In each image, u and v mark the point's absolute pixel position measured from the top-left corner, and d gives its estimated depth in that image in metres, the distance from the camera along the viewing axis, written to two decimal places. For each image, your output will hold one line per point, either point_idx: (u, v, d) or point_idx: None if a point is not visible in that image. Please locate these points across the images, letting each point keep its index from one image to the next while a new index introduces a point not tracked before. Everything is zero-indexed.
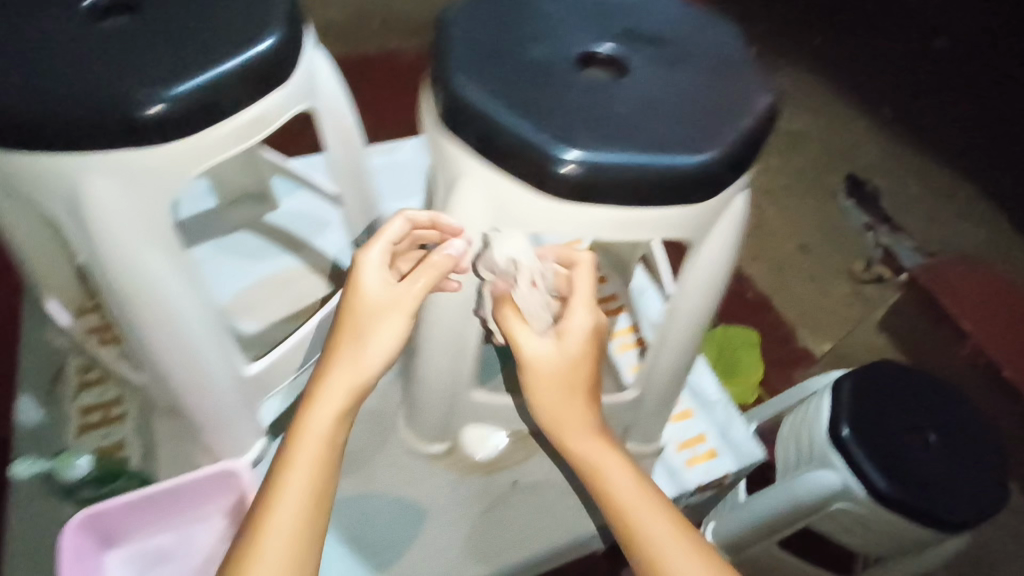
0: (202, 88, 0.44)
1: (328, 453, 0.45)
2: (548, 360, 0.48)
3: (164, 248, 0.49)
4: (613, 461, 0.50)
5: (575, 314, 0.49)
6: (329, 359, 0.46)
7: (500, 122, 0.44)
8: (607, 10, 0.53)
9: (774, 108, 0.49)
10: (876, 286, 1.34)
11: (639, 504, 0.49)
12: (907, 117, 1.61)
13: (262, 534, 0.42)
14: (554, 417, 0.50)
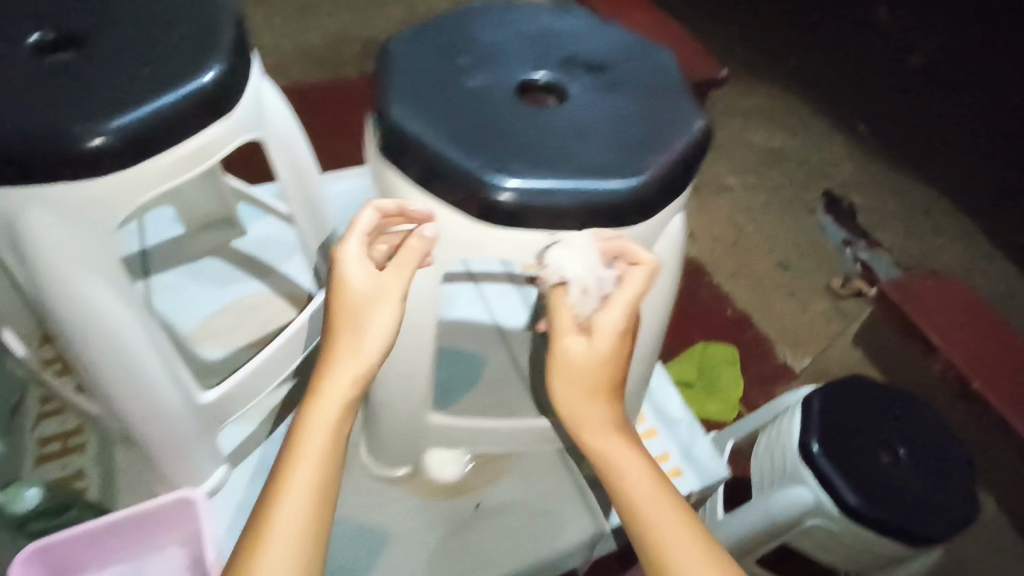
0: (142, 121, 0.45)
1: (331, 449, 0.44)
2: (577, 354, 0.46)
3: (109, 277, 0.49)
4: (632, 458, 0.48)
5: (610, 310, 0.46)
6: (327, 354, 0.45)
7: (437, 151, 0.45)
8: (547, 40, 0.55)
9: (707, 128, 0.50)
10: (855, 300, 1.35)
11: (657, 505, 0.46)
12: (885, 133, 1.66)
13: (268, 536, 0.41)
14: (577, 411, 0.48)
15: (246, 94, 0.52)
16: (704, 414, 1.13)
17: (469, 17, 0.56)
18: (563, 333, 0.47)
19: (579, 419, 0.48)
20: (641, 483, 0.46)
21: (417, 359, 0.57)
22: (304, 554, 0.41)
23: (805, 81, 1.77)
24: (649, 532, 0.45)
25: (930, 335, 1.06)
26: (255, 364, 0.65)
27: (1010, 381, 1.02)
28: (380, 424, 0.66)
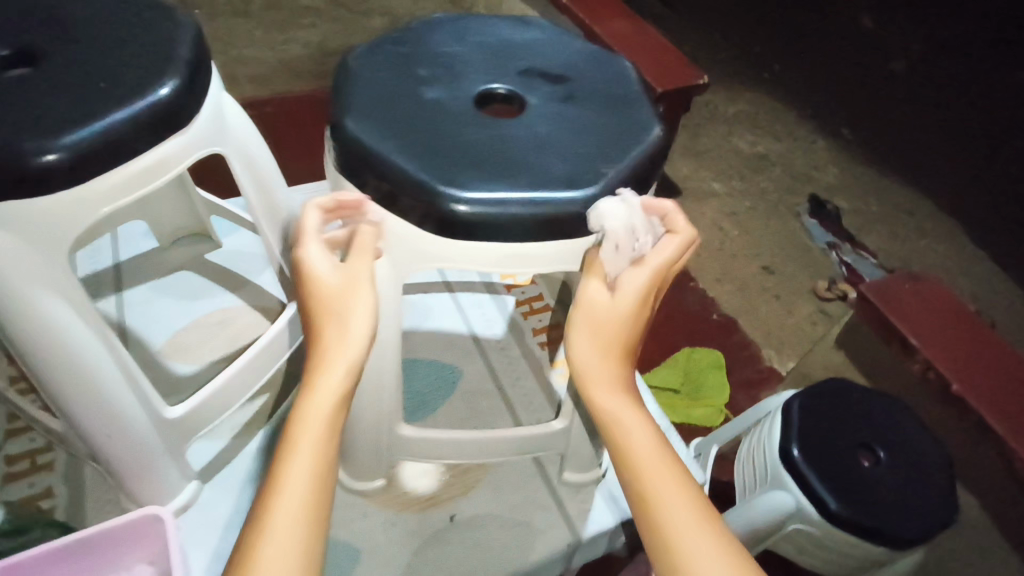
0: (92, 137, 0.44)
1: (328, 435, 0.41)
2: (602, 307, 0.46)
3: (64, 294, 0.48)
4: (640, 422, 0.44)
5: (639, 269, 0.46)
6: (313, 351, 0.43)
7: (392, 164, 0.45)
8: (508, 53, 0.56)
9: (665, 137, 0.51)
10: (840, 303, 1.36)
11: (664, 473, 0.42)
12: (867, 138, 1.69)
13: (263, 534, 0.38)
14: (593, 370, 0.45)
15: (205, 109, 0.51)
16: (689, 418, 1.12)
17: (429, 29, 0.57)
18: (589, 286, 0.47)
19: (592, 377, 0.45)
20: (647, 449, 0.43)
21: (383, 373, 0.57)
22: (306, 550, 0.38)
23: (787, 89, 1.80)
24: (651, 502, 0.41)
25: (909, 335, 0.99)
26: (222, 379, 0.64)
27: (994, 388, 0.94)
28: (352, 437, 0.65)
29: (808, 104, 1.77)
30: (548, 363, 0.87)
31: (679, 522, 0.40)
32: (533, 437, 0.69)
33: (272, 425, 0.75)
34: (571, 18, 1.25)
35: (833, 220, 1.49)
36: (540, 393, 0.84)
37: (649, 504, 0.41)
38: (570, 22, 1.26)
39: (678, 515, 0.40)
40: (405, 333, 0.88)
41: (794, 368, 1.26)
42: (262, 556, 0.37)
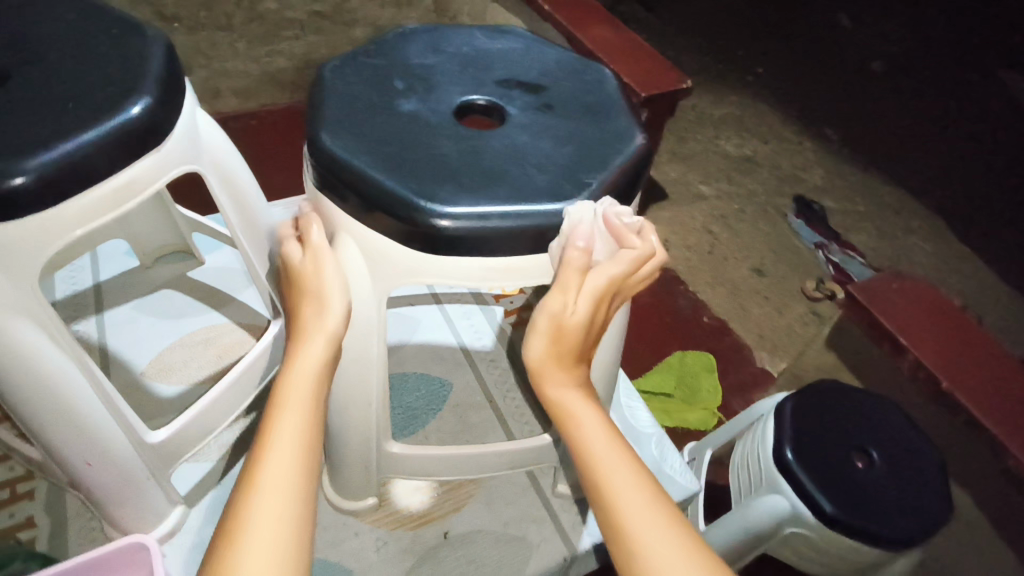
0: (61, 158, 0.43)
1: (316, 397, 0.43)
2: (565, 313, 0.45)
3: (37, 320, 0.47)
4: (591, 414, 0.46)
5: (597, 277, 0.45)
6: (296, 333, 0.45)
7: (370, 180, 0.44)
8: (486, 64, 0.56)
9: (648, 144, 0.51)
10: (829, 303, 1.36)
11: (613, 457, 0.44)
12: (850, 140, 1.70)
13: (258, 481, 0.38)
14: (548, 370, 0.47)
15: (179, 127, 0.50)
16: (684, 423, 1.11)
17: (404, 41, 0.57)
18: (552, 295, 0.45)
19: (547, 376, 0.47)
20: (597, 438, 0.45)
21: (367, 391, 0.55)
22: (301, 495, 0.38)
23: (772, 92, 1.81)
24: (601, 483, 0.43)
25: (897, 333, 0.97)
26: (207, 401, 0.63)
27: (980, 384, 0.94)
28: (339, 456, 0.64)
29: (792, 106, 1.78)
30: None
31: (627, 497, 0.42)
32: (527, 451, 0.68)
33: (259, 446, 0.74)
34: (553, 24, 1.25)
35: (820, 220, 1.50)
36: (531, 404, 0.83)
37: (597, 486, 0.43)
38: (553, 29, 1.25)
39: (627, 492, 0.42)
40: (396, 347, 0.87)
41: (787, 368, 1.25)
42: (256, 501, 0.37)
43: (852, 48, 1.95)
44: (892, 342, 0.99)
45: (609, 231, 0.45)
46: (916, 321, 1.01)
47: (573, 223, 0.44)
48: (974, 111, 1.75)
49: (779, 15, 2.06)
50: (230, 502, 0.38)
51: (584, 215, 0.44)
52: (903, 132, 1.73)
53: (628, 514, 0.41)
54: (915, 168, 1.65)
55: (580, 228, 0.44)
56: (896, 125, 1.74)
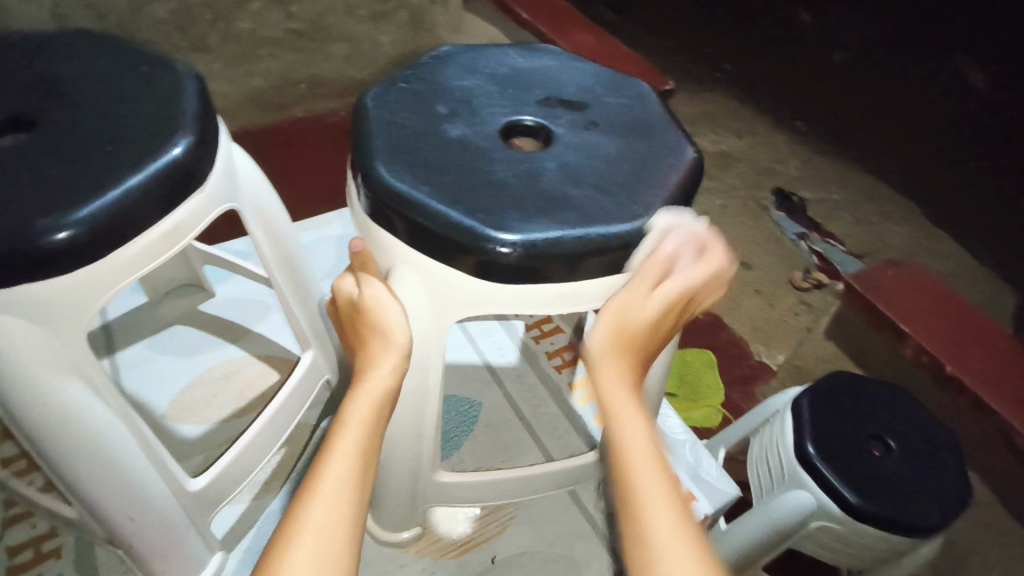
0: (108, 208, 0.41)
1: (377, 414, 0.44)
2: (636, 306, 0.46)
3: (87, 378, 0.46)
4: (637, 422, 0.43)
5: (670, 283, 0.47)
6: (360, 358, 0.47)
7: (433, 212, 0.43)
8: (526, 84, 0.56)
9: (698, 159, 0.51)
10: (817, 292, 1.37)
11: (650, 467, 0.41)
12: (819, 132, 1.74)
13: (318, 483, 0.40)
14: (604, 365, 0.46)
15: (218, 165, 0.49)
16: (690, 422, 1.11)
17: (441, 63, 0.56)
18: (634, 289, 0.46)
19: (605, 368, 0.46)
20: (641, 450, 0.41)
21: (420, 423, 0.54)
22: (354, 501, 0.40)
23: (739, 89, 1.84)
24: (635, 499, 0.39)
25: (900, 323, 1.00)
26: (245, 441, 0.61)
27: (982, 363, 0.96)
28: (383, 487, 0.62)
29: (760, 102, 1.81)
30: (567, 387, 0.84)
31: (657, 521, 0.38)
32: (576, 468, 0.68)
33: (295, 480, 0.71)
34: (532, 32, 1.25)
35: (800, 211, 1.51)
36: (562, 419, 0.82)
37: (628, 501, 0.40)
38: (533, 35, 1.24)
39: (660, 514, 0.38)
40: None
41: (786, 360, 1.24)
42: (309, 510, 0.39)
43: None
44: (894, 329, 1.01)
45: (694, 241, 0.47)
46: (914, 309, 1.03)
47: (660, 231, 0.45)
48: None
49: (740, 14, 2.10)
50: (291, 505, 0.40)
51: (672, 226, 0.46)
52: (870, 120, 1.76)
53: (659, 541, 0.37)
54: (886, 154, 1.68)
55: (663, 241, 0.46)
56: (862, 115, 1.77)
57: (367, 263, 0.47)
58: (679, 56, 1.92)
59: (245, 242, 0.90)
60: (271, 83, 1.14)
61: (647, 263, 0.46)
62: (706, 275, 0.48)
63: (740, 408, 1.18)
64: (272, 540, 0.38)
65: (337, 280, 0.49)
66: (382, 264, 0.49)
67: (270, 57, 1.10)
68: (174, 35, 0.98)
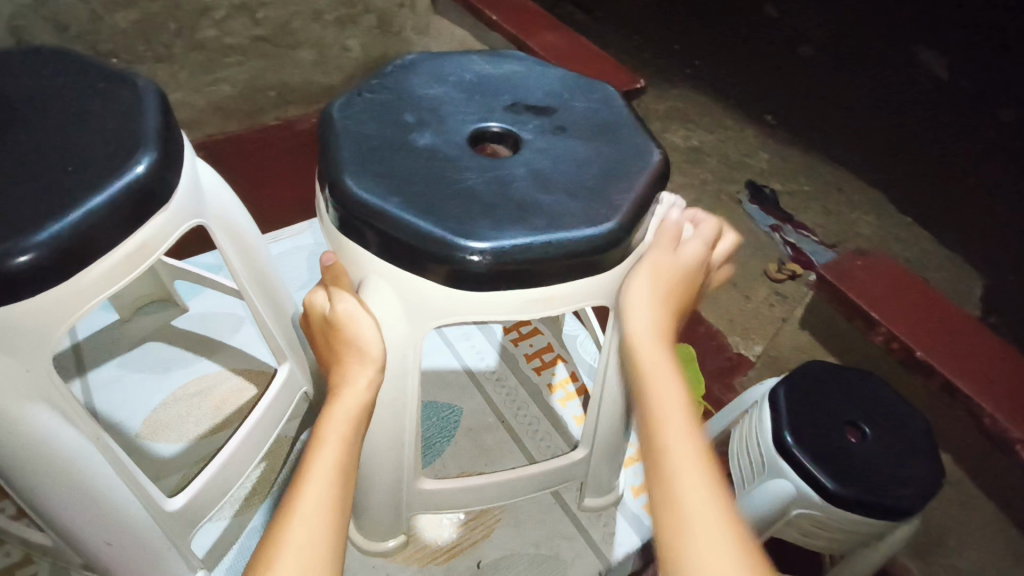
0: (70, 230, 0.40)
1: (354, 429, 0.44)
2: (668, 260, 0.51)
3: (54, 404, 0.45)
4: (671, 376, 0.47)
5: (691, 248, 0.52)
6: (335, 374, 0.46)
7: (403, 223, 0.43)
8: (493, 90, 0.56)
9: (665, 159, 0.52)
10: (791, 282, 1.39)
11: (680, 423, 0.45)
12: (788, 125, 1.77)
13: (298, 501, 0.40)
14: (639, 313, 0.49)
15: (183, 182, 0.49)
16: None
17: (407, 71, 0.56)
18: (666, 243, 0.52)
19: (641, 314, 0.49)
20: (672, 403, 0.45)
21: (399, 433, 0.54)
22: (334, 520, 0.40)
23: (709, 85, 1.86)
24: (669, 449, 0.43)
25: (869, 310, 0.98)
26: (223, 458, 0.61)
27: (953, 352, 0.94)
28: (366, 497, 0.61)
29: (729, 97, 1.83)
30: (547, 388, 0.85)
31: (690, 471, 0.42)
32: (557, 470, 0.68)
33: (276, 493, 0.70)
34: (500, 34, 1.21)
35: (771, 203, 1.53)
36: (544, 419, 0.82)
37: (665, 461, 0.43)
38: (501, 37, 1.21)
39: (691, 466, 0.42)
40: None
41: (762, 351, 1.26)
42: (293, 528, 0.39)
43: (779, 38, 2.02)
44: (865, 317, 0.99)
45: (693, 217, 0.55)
46: (885, 297, 1.01)
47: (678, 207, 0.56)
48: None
49: (707, 11, 2.13)
50: (270, 526, 0.40)
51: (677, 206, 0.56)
52: (836, 113, 1.80)
53: (691, 490, 0.41)
54: (852, 145, 1.71)
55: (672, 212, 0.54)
56: (828, 108, 1.81)
57: (339, 276, 0.47)
58: (649, 53, 1.94)
59: (215, 255, 0.88)
60: (238, 91, 1.13)
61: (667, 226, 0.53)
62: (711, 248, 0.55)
63: (719, 400, 1.20)
64: (255, 559, 0.38)
65: (308, 293, 0.49)
66: (354, 276, 0.48)
67: (236, 65, 1.09)
68: (137, 46, 0.97)
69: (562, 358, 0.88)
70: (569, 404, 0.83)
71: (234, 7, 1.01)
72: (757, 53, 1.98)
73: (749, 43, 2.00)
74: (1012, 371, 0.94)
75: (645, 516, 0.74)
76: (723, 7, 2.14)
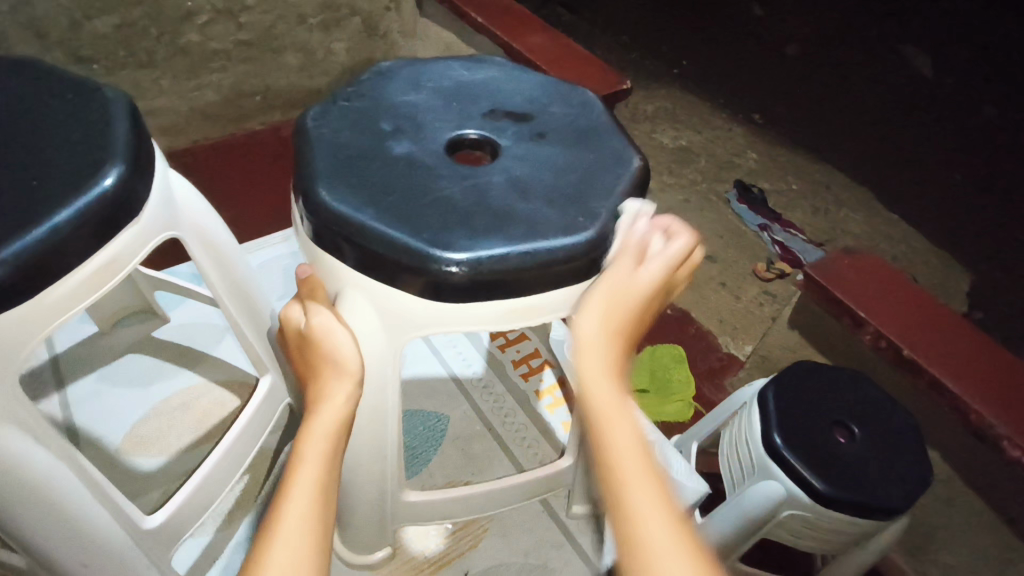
0: (35, 246, 0.40)
1: (334, 446, 0.43)
2: (624, 284, 0.44)
3: (22, 424, 0.44)
4: (626, 418, 0.40)
5: (654, 264, 0.45)
6: (313, 389, 0.45)
7: (378, 235, 0.43)
8: (470, 96, 0.56)
9: (645, 165, 0.51)
10: (780, 281, 1.39)
11: (641, 470, 0.38)
12: (775, 123, 1.77)
13: (279, 520, 0.39)
14: (590, 347, 0.43)
15: (154, 194, 0.48)
16: (662, 416, 1.11)
17: (384, 79, 0.56)
18: (619, 264, 0.45)
19: (595, 354, 0.42)
20: (628, 449, 0.39)
21: (381, 446, 0.53)
22: (317, 541, 0.39)
23: (697, 84, 1.87)
24: (627, 506, 0.37)
25: (856, 309, 0.98)
26: (202, 473, 0.59)
27: (941, 350, 0.94)
28: (350, 511, 0.60)
29: (717, 96, 1.84)
30: (534, 394, 0.84)
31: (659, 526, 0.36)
32: (542, 480, 0.67)
33: (260, 507, 0.69)
34: (488, 37, 1.19)
35: (760, 203, 1.53)
36: (532, 426, 0.81)
37: (626, 524, 0.36)
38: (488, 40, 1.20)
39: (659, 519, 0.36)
40: None
41: (752, 350, 1.26)
42: (275, 547, 0.37)
43: (766, 37, 2.03)
44: (852, 316, 0.99)
45: (664, 227, 0.47)
46: (873, 296, 1.00)
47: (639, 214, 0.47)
48: (884, 85, 1.85)
49: (695, 10, 2.13)
50: (252, 549, 0.39)
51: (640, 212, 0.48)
52: (823, 111, 1.81)
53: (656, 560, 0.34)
54: (839, 143, 1.72)
55: (637, 223, 0.47)
56: (814, 107, 1.82)
57: (315, 289, 0.47)
58: (636, 54, 1.94)
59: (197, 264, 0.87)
60: (222, 96, 1.11)
61: (624, 243, 0.46)
62: (682, 257, 0.47)
63: (711, 401, 1.19)
64: None
65: (283, 309, 0.48)
66: (331, 289, 0.48)
67: (221, 69, 1.07)
68: (117, 52, 0.96)
69: (549, 363, 0.87)
70: (557, 410, 0.83)
71: (217, 11, 1.00)
72: (745, 53, 1.98)
73: (736, 43, 2.01)
74: (998, 365, 0.93)
75: None
76: (710, 8, 2.14)
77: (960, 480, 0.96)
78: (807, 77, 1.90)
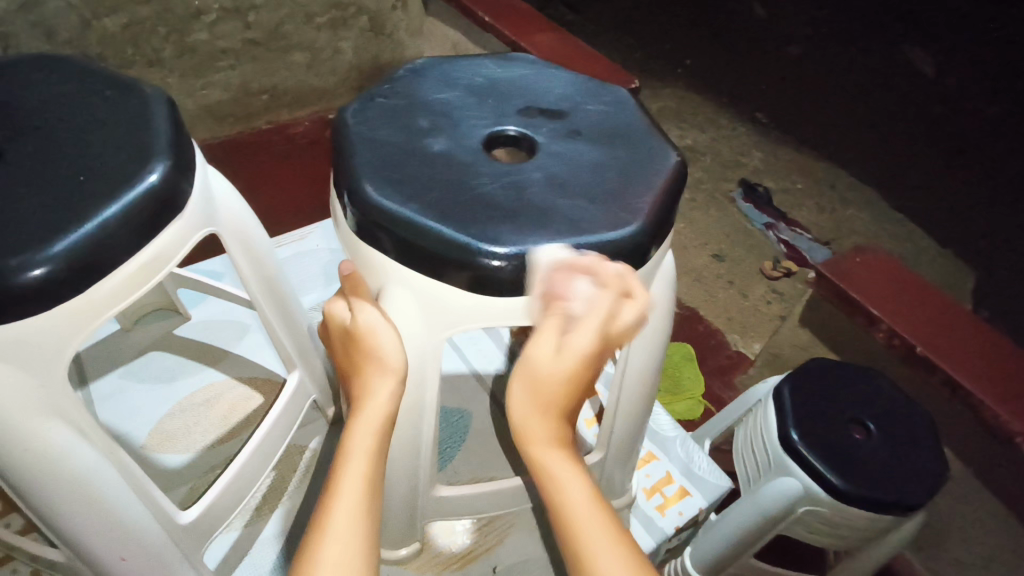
0: (82, 241, 0.40)
1: (380, 441, 0.44)
2: (542, 367, 0.43)
3: (67, 418, 0.44)
4: (573, 477, 0.43)
5: (578, 330, 0.42)
6: (357, 385, 0.46)
7: (425, 230, 0.43)
8: (504, 93, 0.56)
9: (681, 162, 0.51)
10: (787, 280, 1.40)
11: (594, 519, 0.42)
12: (779, 123, 1.77)
13: (329, 515, 0.40)
14: (522, 413, 0.44)
15: (195, 190, 0.48)
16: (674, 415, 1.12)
17: (417, 77, 0.56)
18: (533, 343, 0.43)
19: (528, 437, 0.44)
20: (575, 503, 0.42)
21: (418, 442, 0.53)
22: (366, 537, 0.40)
23: (700, 84, 1.87)
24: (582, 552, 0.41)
25: (871, 308, 0.97)
26: (236, 467, 0.60)
27: (955, 349, 0.94)
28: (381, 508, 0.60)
29: (720, 95, 1.84)
30: None
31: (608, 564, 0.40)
32: None
33: (288, 502, 0.69)
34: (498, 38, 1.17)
35: (765, 202, 1.53)
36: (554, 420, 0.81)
37: (578, 557, 0.41)
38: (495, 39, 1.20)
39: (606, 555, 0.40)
40: None
41: (761, 349, 1.26)
42: (328, 540, 0.39)
43: (767, 38, 2.03)
44: (865, 316, 0.98)
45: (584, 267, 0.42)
46: (884, 295, 1.00)
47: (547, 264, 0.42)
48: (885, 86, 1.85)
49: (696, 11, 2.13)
50: (304, 542, 0.40)
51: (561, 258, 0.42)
52: (826, 110, 1.81)
53: None
54: (843, 142, 1.72)
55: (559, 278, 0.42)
56: (818, 106, 1.82)
57: (358, 285, 0.47)
58: (639, 54, 1.94)
59: (215, 262, 0.87)
60: (230, 95, 1.11)
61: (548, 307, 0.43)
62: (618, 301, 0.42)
63: (720, 398, 1.20)
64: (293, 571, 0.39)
65: (326, 304, 0.49)
66: (374, 284, 0.48)
67: (229, 68, 1.08)
68: (126, 51, 0.96)
69: None
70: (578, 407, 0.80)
71: (226, 10, 1.00)
72: (747, 52, 1.99)
73: (738, 43, 2.01)
74: (1009, 364, 0.93)
75: (658, 518, 0.73)
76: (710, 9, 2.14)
77: (972, 475, 0.96)
78: (808, 77, 1.90)
